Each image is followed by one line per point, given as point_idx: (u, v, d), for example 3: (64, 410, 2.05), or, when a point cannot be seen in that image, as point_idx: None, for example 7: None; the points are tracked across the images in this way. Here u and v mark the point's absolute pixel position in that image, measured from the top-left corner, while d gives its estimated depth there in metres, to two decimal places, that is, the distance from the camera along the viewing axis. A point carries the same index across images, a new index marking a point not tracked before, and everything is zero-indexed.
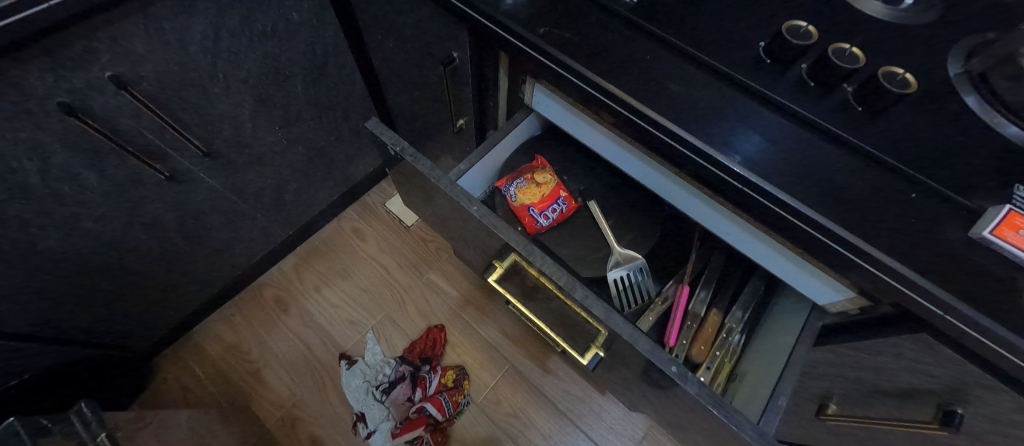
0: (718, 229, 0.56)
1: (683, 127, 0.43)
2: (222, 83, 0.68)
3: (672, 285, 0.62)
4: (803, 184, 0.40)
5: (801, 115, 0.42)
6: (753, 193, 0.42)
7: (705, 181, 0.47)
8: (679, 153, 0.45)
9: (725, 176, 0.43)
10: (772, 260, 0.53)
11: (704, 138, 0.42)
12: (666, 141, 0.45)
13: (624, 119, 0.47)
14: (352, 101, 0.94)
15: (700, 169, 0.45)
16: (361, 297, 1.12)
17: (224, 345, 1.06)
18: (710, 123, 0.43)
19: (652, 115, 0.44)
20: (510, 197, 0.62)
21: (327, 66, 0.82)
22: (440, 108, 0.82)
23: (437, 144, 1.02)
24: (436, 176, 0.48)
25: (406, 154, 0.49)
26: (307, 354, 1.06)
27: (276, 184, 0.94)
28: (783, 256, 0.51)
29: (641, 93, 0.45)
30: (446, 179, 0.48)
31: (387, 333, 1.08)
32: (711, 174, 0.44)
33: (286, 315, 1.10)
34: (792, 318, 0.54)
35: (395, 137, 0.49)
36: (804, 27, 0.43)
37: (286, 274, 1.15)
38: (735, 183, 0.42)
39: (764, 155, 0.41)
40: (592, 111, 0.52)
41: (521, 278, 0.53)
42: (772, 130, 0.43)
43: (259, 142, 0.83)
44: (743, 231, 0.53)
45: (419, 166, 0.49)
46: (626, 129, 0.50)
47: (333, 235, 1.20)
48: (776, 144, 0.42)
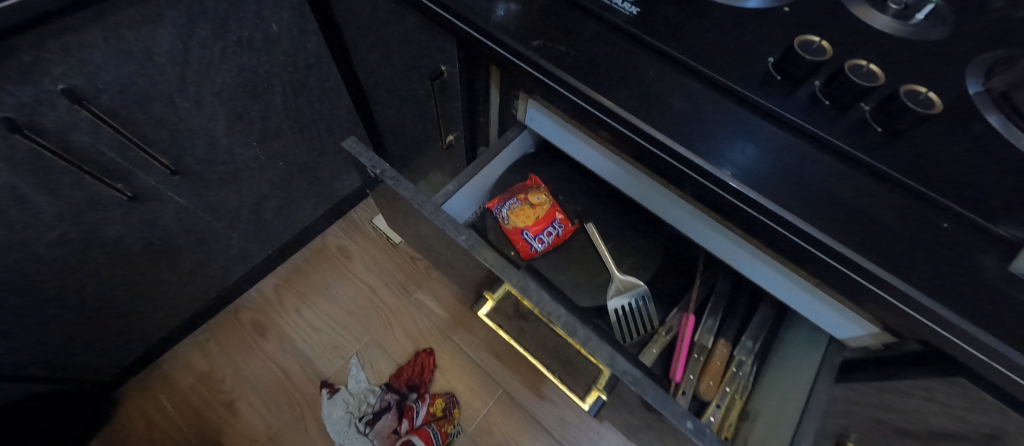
0: (723, 254, 0.53)
1: (691, 148, 0.39)
2: (193, 96, 0.63)
3: (677, 314, 0.58)
4: (825, 211, 0.36)
5: (816, 135, 0.39)
6: (768, 220, 0.38)
7: (714, 205, 0.43)
8: (686, 175, 0.41)
9: (736, 201, 0.39)
10: (783, 288, 0.49)
11: (714, 161, 0.38)
12: (672, 162, 0.41)
13: (626, 138, 0.44)
14: (336, 115, 0.90)
15: (711, 194, 0.41)
16: (346, 320, 1.06)
17: (196, 374, 0.99)
18: (720, 143, 0.40)
19: (657, 136, 0.40)
20: (502, 219, 0.58)
21: (308, 78, 0.78)
22: (428, 124, 0.78)
23: (426, 159, 0.98)
24: (420, 202, 0.44)
25: (386, 176, 0.45)
26: (286, 382, 0.99)
27: (255, 202, 0.89)
28: (797, 285, 0.47)
29: (644, 112, 0.41)
30: (431, 205, 0.44)
31: (372, 358, 1.02)
32: (720, 199, 0.41)
33: (264, 340, 1.03)
34: (808, 350, 0.50)
35: (375, 158, 0.46)
36: (817, 42, 0.39)
37: (266, 296, 1.08)
38: (749, 209, 0.39)
39: (779, 179, 0.38)
40: (589, 128, 0.49)
41: (514, 310, 0.49)
42: (787, 153, 0.39)
43: (235, 159, 0.78)
44: (753, 256, 0.49)
45: (401, 191, 0.44)
46: (627, 149, 0.46)
47: (316, 254, 1.15)
48: (792, 167, 0.38)
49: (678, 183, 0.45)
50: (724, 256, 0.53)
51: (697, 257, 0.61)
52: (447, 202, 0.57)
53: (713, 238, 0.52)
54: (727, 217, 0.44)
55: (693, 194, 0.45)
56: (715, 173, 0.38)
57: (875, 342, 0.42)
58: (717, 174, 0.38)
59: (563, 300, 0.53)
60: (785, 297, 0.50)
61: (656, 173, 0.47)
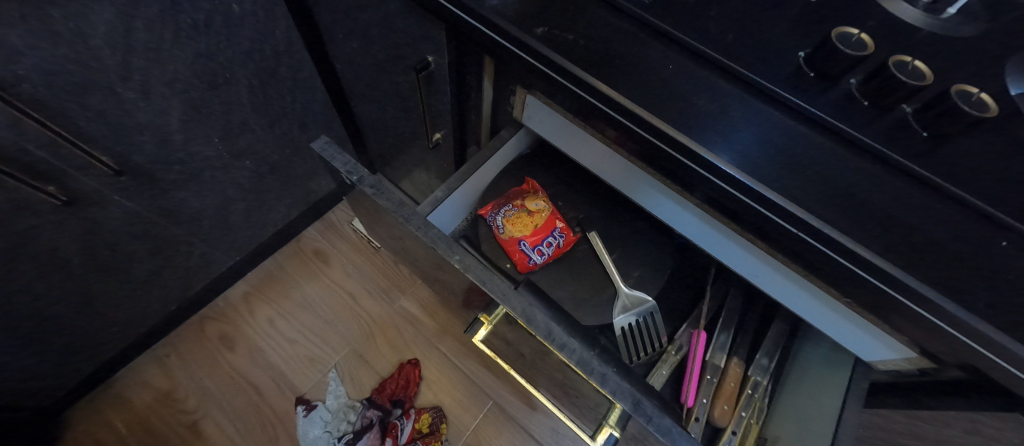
0: (738, 267, 0.48)
1: (721, 154, 0.34)
2: (141, 86, 0.55)
3: (686, 330, 0.53)
4: (873, 226, 0.32)
5: (860, 141, 0.35)
6: (804, 236, 0.34)
7: (739, 217, 0.38)
8: (711, 182, 0.36)
9: (768, 214, 0.35)
10: (805, 305, 0.45)
11: (747, 168, 0.33)
12: (696, 169, 0.36)
13: (643, 140, 0.38)
14: (311, 109, 0.83)
15: (738, 204, 0.36)
16: (324, 330, 0.99)
17: (154, 393, 0.90)
18: (753, 148, 0.34)
19: (682, 139, 0.34)
20: (496, 228, 0.54)
21: (277, 68, 0.70)
22: (412, 120, 0.72)
23: (409, 157, 0.91)
24: (404, 214, 0.38)
25: (364, 184, 0.39)
26: (256, 400, 0.91)
27: (219, 204, 0.80)
28: (823, 304, 0.42)
29: (665, 110, 0.36)
30: (417, 217, 0.38)
31: (352, 371, 0.95)
32: (750, 212, 0.36)
33: (232, 354, 0.95)
34: (830, 373, 0.46)
35: (351, 163, 0.40)
36: (856, 35, 0.35)
37: (235, 306, 1.00)
38: (783, 223, 0.34)
39: (819, 189, 0.33)
40: (597, 128, 0.44)
41: (513, 334, 0.43)
42: (827, 160, 0.35)
43: (194, 157, 0.69)
44: (773, 272, 0.45)
45: (382, 201, 0.38)
46: (641, 153, 0.41)
47: (290, 258, 1.06)
48: (834, 175, 0.34)
49: (697, 192, 0.40)
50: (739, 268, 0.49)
51: (707, 268, 0.57)
52: (434, 212, 0.51)
53: (729, 251, 0.47)
54: (752, 230, 0.39)
55: (714, 205, 0.40)
56: (748, 182, 0.33)
57: (909, 366, 0.38)
58: (750, 183, 0.33)
59: (566, 318, 0.48)
60: (806, 315, 0.46)
61: (671, 180, 0.42)
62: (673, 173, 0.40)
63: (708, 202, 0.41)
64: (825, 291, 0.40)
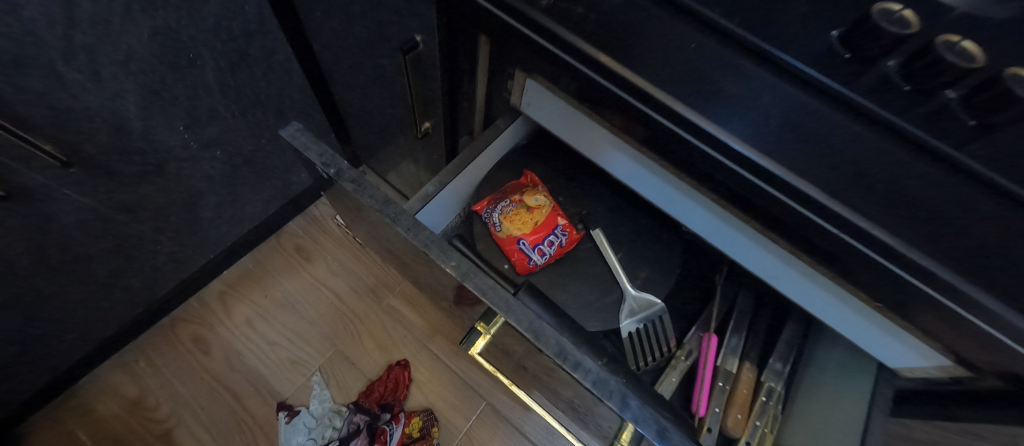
0: (754, 268, 0.44)
1: (754, 144, 0.30)
2: (87, 67, 0.48)
3: (695, 334, 0.50)
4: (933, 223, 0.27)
5: (916, 135, 0.28)
6: (845, 235, 0.30)
7: (764, 212, 0.35)
8: (737, 174, 0.33)
9: (805, 211, 0.31)
10: (827, 309, 0.41)
11: (782, 160, 0.29)
12: (722, 158, 0.32)
13: (662, 127, 0.34)
14: (288, 95, 0.76)
15: (767, 196, 0.32)
16: (307, 332, 0.93)
17: (121, 402, 0.84)
18: (791, 134, 0.30)
19: (710, 128, 0.30)
20: (493, 225, 0.51)
21: (249, 49, 0.63)
22: (399, 107, 0.66)
23: (399, 148, 0.87)
24: (388, 212, 0.33)
25: (342, 177, 0.34)
26: (234, 407, 0.86)
27: (189, 199, 0.74)
28: (848, 308, 0.39)
29: (690, 93, 0.31)
30: (405, 215, 0.33)
31: (338, 374, 0.90)
32: (782, 208, 0.33)
33: (208, 358, 0.89)
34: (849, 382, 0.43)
35: (331, 154, 0.35)
36: (900, 9, 0.27)
37: (210, 307, 0.94)
38: (818, 219, 0.31)
39: (864, 184, 0.29)
40: (606, 113, 0.39)
41: (514, 347, 0.39)
42: (876, 157, 0.29)
43: (157, 147, 0.63)
44: (796, 275, 0.40)
45: (364, 197, 0.34)
46: (656, 141, 0.37)
47: (270, 255, 1.00)
48: (886, 170, 0.29)
49: (718, 185, 0.36)
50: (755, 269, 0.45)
51: (715, 275, 0.54)
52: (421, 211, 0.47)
53: (745, 251, 0.43)
54: (775, 228, 0.36)
55: (734, 200, 0.37)
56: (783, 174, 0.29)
57: (941, 375, 0.35)
58: (786, 175, 0.29)
59: (571, 324, 0.44)
60: (828, 320, 0.42)
61: (686, 172, 0.38)
62: (691, 164, 0.36)
63: (726, 197, 0.37)
64: (853, 296, 0.37)
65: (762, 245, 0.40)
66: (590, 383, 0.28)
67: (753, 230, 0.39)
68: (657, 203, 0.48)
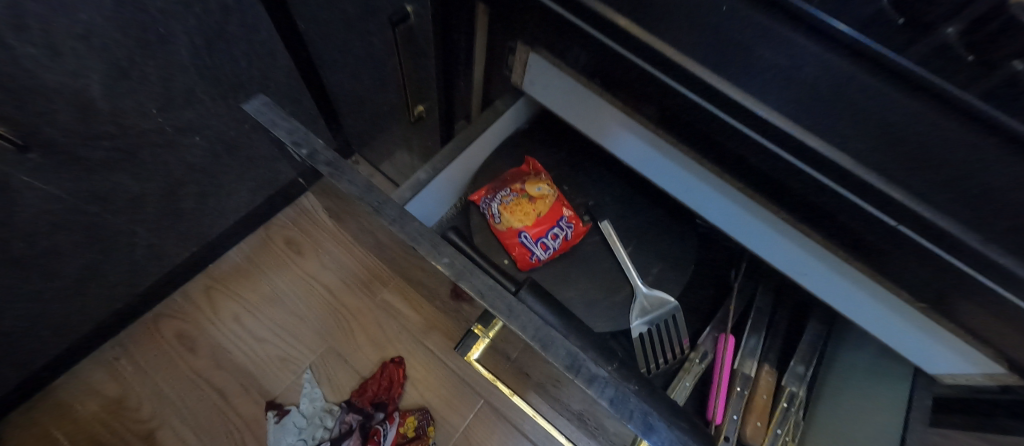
0: (778, 264, 0.40)
1: (797, 120, 0.25)
2: (41, 40, 0.43)
3: (710, 335, 0.48)
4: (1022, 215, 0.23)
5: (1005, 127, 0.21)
6: (902, 226, 0.26)
7: (797, 200, 0.31)
8: (771, 154, 0.28)
9: (853, 198, 0.27)
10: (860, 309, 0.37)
11: (832, 140, 0.25)
12: (756, 136, 0.28)
13: (686, 100, 0.30)
14: (273, 78, 0.71)
15: (807, 180, 0.28)
16: (297, 328, 0.90)
17: (101, 401, 0.80)
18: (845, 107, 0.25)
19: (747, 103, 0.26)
20: (492, 217, 0.47)
21: (227, 25, 0.58)
22: (389, 90, 0.62)
23: (393, 134, 0.84)
24: (369, 200, 0.29)
25: (315, 159, 0.31)
26: (221, 406, 0.82)
27: (167, 188, 0.69)
28: (885, 309, 0.35)
29: (723, 63, 0.27)
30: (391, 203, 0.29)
31: (330, 371, 0.87)
32: (821, 196, 0.29)
33: (193, 355, 0.85)
34: (882, 390, 0.40)
35: (306, 135, 0.32)
36: None
37: (195, 302, 0.90)
38: (869, 207, 0.26)
39: (931, 171, 0.24)
40: (619, 87, 0.35)
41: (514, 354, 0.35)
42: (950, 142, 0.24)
43: (127, 132, 0.58)
44: (829, 272, 0.36)
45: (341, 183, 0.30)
46: (675, 118, 0.33)
47: (258, 248, 0.96)
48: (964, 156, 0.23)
49: (745, 168, 0.32)
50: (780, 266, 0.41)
51: (731, 273, 0.52)
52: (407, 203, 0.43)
53: (770, 245, 0.39)
54: (807, 219, 0.32)
55: (763, 186, 0.32)
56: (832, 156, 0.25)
57: (990, 382, 0.32)
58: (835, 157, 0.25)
59: (579, 326, 0.40)
60: (861, 322, 0.38)
61: (707, 155, 0.34)
62: (716, 143, 0.32)
63: (752, 184, 0.33)
64: (894, 295, 0.33)
65: (791, 238, 0.36)
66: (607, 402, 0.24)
67: (781, 221, 0.35)
68: (672, 192, 0.43)
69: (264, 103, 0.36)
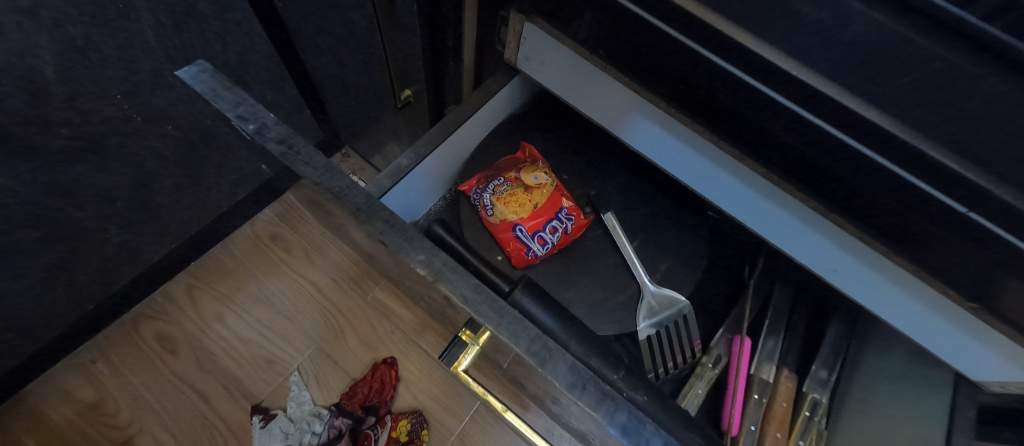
0: (804, 258, 0.36)
1: (844, 84, 0.21)
2: None
3: (725, 338, 0.47)
4: None
5: None
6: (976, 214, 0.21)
7: (832, 183, 0.27)
8: (807, 126, 0.24)
9: (914, 178, 0.22)
10: (898, 309, 0.33)
11: (888, 109, 0.21)
12: (791, 105, 0.24)
13: (707, 62, 0.26)
14: (253, 63, 0.67)
15: (848, 155, 0.24)
16: (284, 328, 0.85)
17: (77, 407, 0.76)
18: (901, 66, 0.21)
19: None
20: (485, 210, 0.47)
21: (196, 2, 0.53)
22: (375, 74, 0.58)
23: (384, 125, 0.80)
24: (332, 184, 0.26)
25: (266, 136, 0.27)
26: (203, 411, 0.78)
27: (140, 182, 0.65)
28: (929, 310, 0.31)
29: (749, 20, 0.22)
30: (359, 189, 0.26)
31: (318, 373, 0.83)
32: (862, 179, 0.25)
33: (174, 358, 0.81)
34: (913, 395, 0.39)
35: (254, 107, 0.28)
36: None
37: (176, 301, 0.85)
38: (935, 191, 0.22)
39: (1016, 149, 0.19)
40: (624, 54, 0.30)
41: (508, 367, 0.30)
42: None
43: (91, 121, 0.53)
44: (864, 267, 0.32)
45: (298, 166, 0.27)
46: (689, 89, 0.29)
47: (243, 245, 0.91)
48: None
49: (770, 146, 0.28)
50: (807, 261, 0.36)
51: (742, 270, 0.52)
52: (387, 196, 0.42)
53: (795, 236, 0.35)
54: (841, 206, 0.28)
55: (791, 167, 0.28)
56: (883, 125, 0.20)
57: None
58: (887, 127, 0.20)
59: (582, 330, 0.36)
60: (896, 322, 0.34)
61: (724, 132, 0.30)
62: (737, 117, 0.28)
63: (775, 166, 0.29)
64: (940, 294, 0.28)
65: (820, 230, 0.32)
66: (618, 433, 0.20)
67: (810, 210, 0.31)
68: (684, 179, 0.39)
69: (209, 74, 0.31)
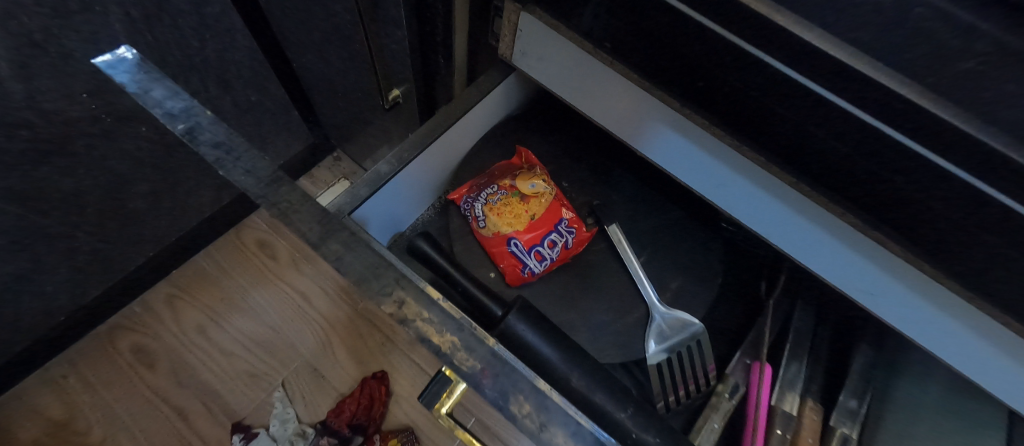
0: (836, 277, 0.32)
1: (910, 76, 0.17)
2: None
3: (741, 364, 0.44)
4: None
5: None
6: None
7: (884, 194, 0.22)
8: (859, 127, 0.19)
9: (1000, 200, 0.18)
10: (949, 341, 0.29)
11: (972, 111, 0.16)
12: (838, 100, 0.19)
13: (734, 50, 0.21)
14: (236, 64, 0.63)
15: (913, 166, 0.19)
16: (269, 341, 0.81)
17: (45, 425, 0.72)
18: (957, 63, 0.18)
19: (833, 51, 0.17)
20: (477, 220, 0.45)
21: None
22: (363, 73, 0.54)
23: (377, 130, 0.76)
24: (270, 200, 0.22)
25: (200, 139, 0.22)
26: (180, 430, 0.74)
27: (113, 187, 0.61)
28: (991, 343, 0.26)
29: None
30: (316, 204, 0.22)
31: (303, 389, 0.78)
32: (920, 197, 0.21)
33: (150, 373, 0.77)
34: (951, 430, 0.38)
35: (182, 100, 0.23)
36: None
37: (155, 312, 0.81)
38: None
39: None
40: (634, 42, 0.26)
41: None
42: None
43: (53, 122, 0.49)
44: (908, 291, 0.28)
45: (230, 172, 0.22)
46: (709, 84, 0.25)
47: (228, 253, 0.87)
48: None
49: (806, 152, 0.24)
50: (841, 281, 0.32)
51: (758, 286, 0.52)
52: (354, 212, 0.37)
53: (829, 253, 0.31)
54: (891, 221, 0.24)
55: (830, 176, 0.24)
56: (963, 123, 0.16)
57: None
58: (971, 125, 0.16)
59: (586, 364, 0.33)
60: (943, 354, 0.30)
61: (747, 133, 0.26)
62: (767, 113, 0.23)
63: (809, 172, 0.25)
64: (1001, 326, 0.24)
65: (858, 249, 0.28)
66: None
67: (847, 227, 0.27)
68: (700, 189, 0.36)
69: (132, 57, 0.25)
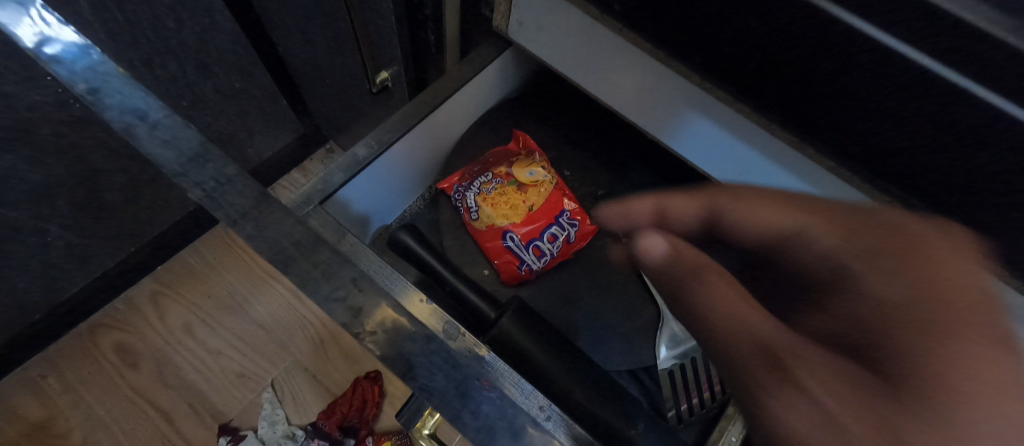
0: None
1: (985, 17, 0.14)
2: None
3: None
4: None
5: None
6: None
7: (924, 170, 0.19)
8: (883, 60, 0.16)
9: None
10: None
11: None
12: (887, 49, 0.16)
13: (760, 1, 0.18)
14: (221, 52, 0.58)
15: (967, 116, 0.16)
16: (258, 339, 0.78)
17: (23, 426, 0.69)
18: None
19: None
20: (472, 213, 0.44)
21: None
22: (349, 55, 0.50)
23: (371, 119, 0.73)
24: (194, 178, 0.19)
25: (107, 103, 0.19)
26: (164, 431, 0.71)
27: (86, 179, 0.57)
28: None
29: None
30: (250, 185, 0.20)
31: (294, 388, 0.75)
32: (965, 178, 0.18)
33: (133, 372, 0.74)
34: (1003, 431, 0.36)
35: (99, 59, 0.19)
36: None
37: (139, 309, 0.78)
38: None
39: None
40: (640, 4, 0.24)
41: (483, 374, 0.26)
42: None
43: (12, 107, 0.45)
44: None
45: (146, 143, 0.19)
46: (727, 45, 0.22)
47: (214, 248, 0.83)
48: None
49: (837, 122, 0.21)
50: None
51: None
52: (328, 200, 0.35)
53: None
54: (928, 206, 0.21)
55: (860, 150, 0.21)
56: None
57: None
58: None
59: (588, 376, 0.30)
60: None
61: (767, 104, 0.23)
62: (792, 78, 0.20)
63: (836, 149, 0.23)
64: None
65: None
66: None
67: None
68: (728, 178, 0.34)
69: None
